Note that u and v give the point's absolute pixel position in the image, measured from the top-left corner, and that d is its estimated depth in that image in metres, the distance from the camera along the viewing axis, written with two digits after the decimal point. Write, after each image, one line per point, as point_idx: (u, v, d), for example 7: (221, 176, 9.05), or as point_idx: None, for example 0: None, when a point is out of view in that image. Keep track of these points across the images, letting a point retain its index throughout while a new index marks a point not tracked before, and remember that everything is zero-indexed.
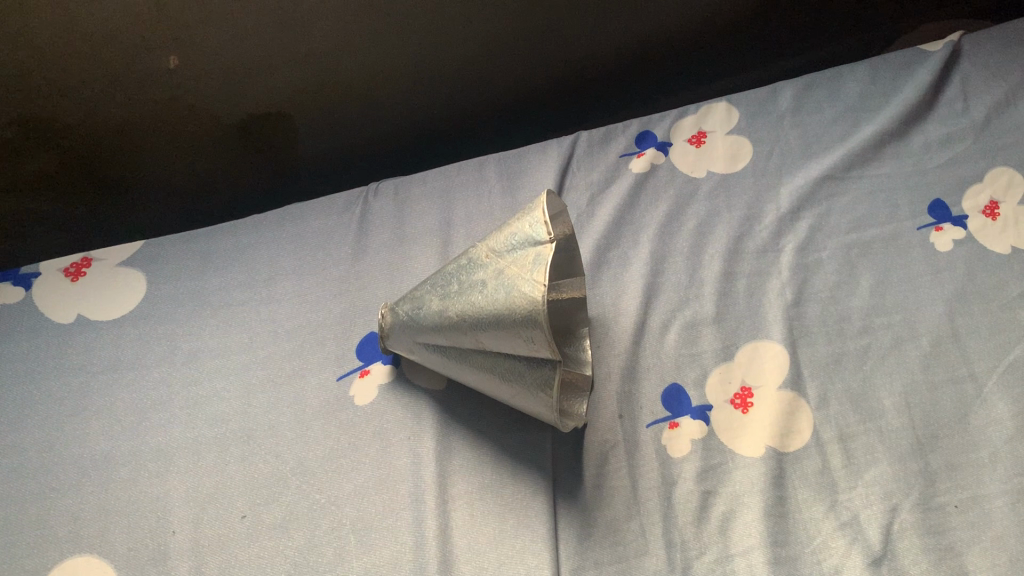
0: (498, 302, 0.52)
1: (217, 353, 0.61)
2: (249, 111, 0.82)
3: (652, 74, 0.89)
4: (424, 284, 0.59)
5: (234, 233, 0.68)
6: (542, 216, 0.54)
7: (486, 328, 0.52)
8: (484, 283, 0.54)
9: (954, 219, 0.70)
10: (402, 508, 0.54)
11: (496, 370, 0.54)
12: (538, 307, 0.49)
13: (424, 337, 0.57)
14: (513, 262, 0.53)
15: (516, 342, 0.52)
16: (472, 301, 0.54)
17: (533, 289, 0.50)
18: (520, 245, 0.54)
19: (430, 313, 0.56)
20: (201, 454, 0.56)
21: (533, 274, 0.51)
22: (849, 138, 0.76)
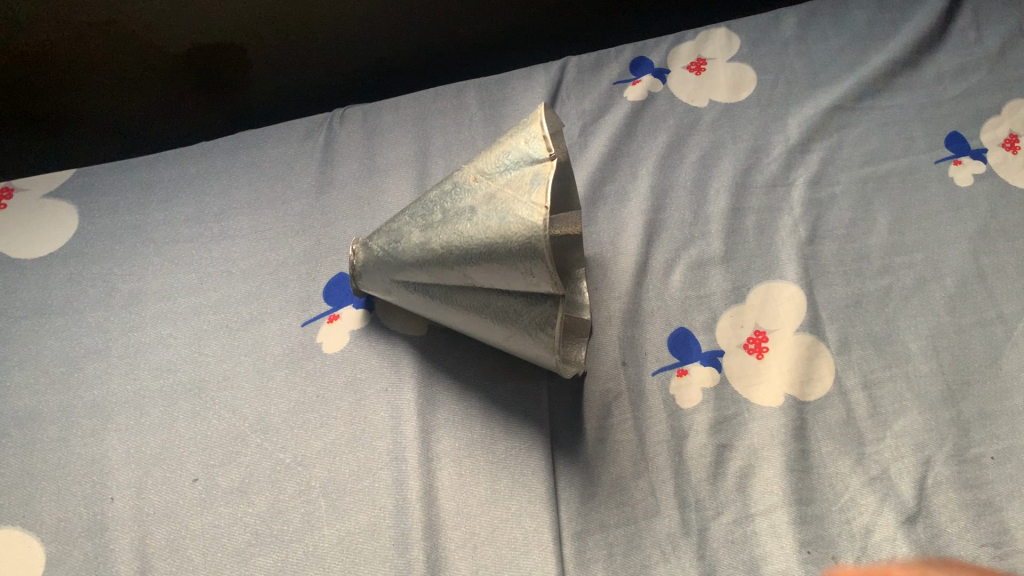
0: (490, 230, 0.45)
1: (162, 295, 0.53)
2: (198, 41, 0.72)
3: (653, 10, 0.78)
4: (401, 215, 0.51)
5: (178, 161, 0.59)
6: (541, 131, 0.47)
7: (476, 260, 0.45)
8: (472, 209, 0.47)
9: (973, 152, 0.64)
10: (380, 468, 0.47)
11: (486, 309, 0.47)
12: (539, 233, 0.43)
13: (402, 275, 0.49)
14: (506, 184, 0.46)
15: (512, 275, 0.45)
16: (458, 230, 0.46)
17: (532, 212, 0.43)
18: (514, 165, 0.46)
19: (410, 246, 0.49)
20: (144, 409, 0.49)
21: (531, 196, 0.44)
22: (858, 67, 0.70)
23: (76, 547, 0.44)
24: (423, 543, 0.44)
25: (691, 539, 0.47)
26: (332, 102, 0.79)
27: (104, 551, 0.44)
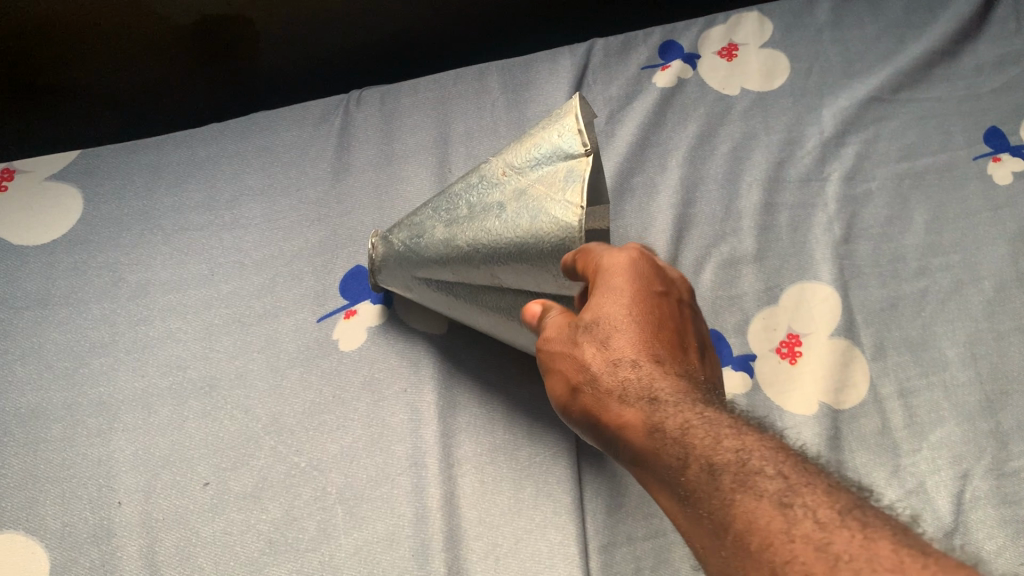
0: (520, 229, 0.42)
1: (171, 287, 0.51)
2: (205, 13, 0.69)
3: None
4: (422, 207, 0.49)
5: (187, 143, 0.57)
6: (575, 122, 0.43)
7: (504, 260, 0.43)
8: (501, 205, 0.44)
9: (1013, 148, 0.62)
10: (399, 474, 0.45)
11: (511, 312, 0.45)
12: (574, 234, 0.40)
13: (425, 272, 0.47)
14: (537, 180, 0.43)
15: (543, 277, 0.42)
16: (485, 226, 0.44)
17: (566, 211, 0.41)
18: (543, 159, 0.43)
19: (434, 243, 0.46)
20: (152, 408, 0.46)
21: (563, 194, 0.41)
22: (896, 56, 0.67)
23: (82, 553, 0.42)
24: (444, 554, 0.43)
25: None
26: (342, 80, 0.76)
27: (111, 558, 0.42)
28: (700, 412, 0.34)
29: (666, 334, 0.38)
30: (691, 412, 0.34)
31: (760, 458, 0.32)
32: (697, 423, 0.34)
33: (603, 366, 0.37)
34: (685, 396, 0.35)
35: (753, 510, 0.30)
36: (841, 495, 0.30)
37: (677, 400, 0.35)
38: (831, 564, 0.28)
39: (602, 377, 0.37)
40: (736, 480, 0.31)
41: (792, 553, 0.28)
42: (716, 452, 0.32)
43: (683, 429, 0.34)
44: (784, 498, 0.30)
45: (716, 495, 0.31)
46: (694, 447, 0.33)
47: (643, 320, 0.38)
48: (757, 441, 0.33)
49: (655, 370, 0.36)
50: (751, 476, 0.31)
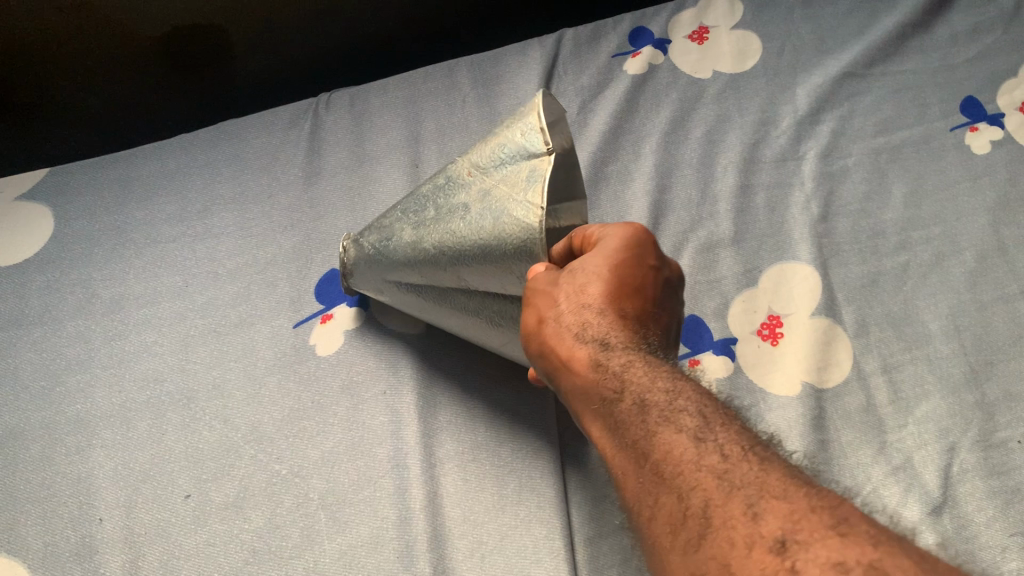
0: (485, 230, 0.42)
1: (145, 301, 0.50)
2: (175, 25, 0.69)
3: None
4: (392, 209, 0.48)
5: (156, 155, 0.56)
6: (538, 123, 0.43)
7: (469, 262, 0.43)
8: (466, 206, 0.44)
9: (989, 117, 0.62)
10: (381, 476, 0.45)
11: (480, 313, 0.44)
12: (536, 235, 0.40)
13: (396, 274, 0.47)
14: (501, 180, 0.43)
15: (508, 280, 0.42)
16: (451, 229, 0.43)
17: (529, 212, 0.40)
18: (507, 160, 0.43)
19: (401, 246, 0.46)
20: (130, 423, 0.46)
21: (525, 194, 0.41)
22: (869, 29, 0.66)
23: (64, 572, 0.42)
24: (429, 554, 0.42)
25: None
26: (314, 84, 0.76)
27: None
28: (646, 358, 0.36)
29: (637, 287, 0.39)
30: (639, 356, 0.36)
31: (694, 403, 0.33)
32: (641, 364, 0.35)
33: (568, 307, 0.38)
34: (637, 344, 0.37)
35: (672, 442, 0.32)
36: (754, 443, 0.32)
37: (629, 346, 0.36)
38: (725, 492, 0.30)
39: (566, 318, 0.38)
40: (664, 417, 0.33)
41: (696, 480, 0.31)
42: (649, 390, 0.34)
43: (628, 367, 0.35)
44: (698, 434, 0.32)
45: (644, 428, 0.33)
46: (633, 384, 0.34)
47: (618, 274, 0.38)
48: (690, 389, 0.35)
49: (615, 319, 0.37)
50: (680, 416, 0.33)
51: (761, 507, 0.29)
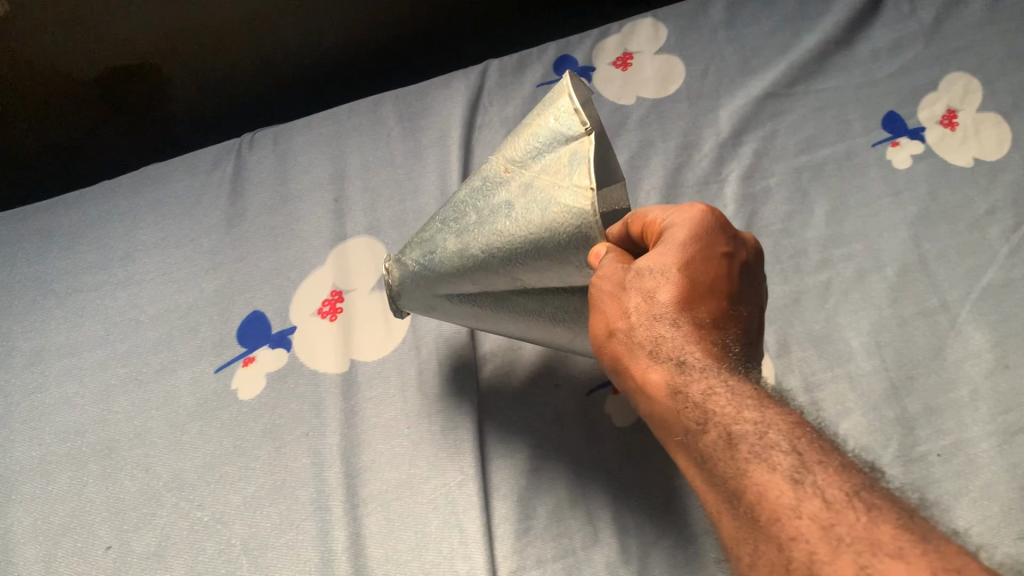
0: (533, 225, 0.39)
1: (67, 351, 0.52)
2: (108, 63, 0.70)
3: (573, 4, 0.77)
4: (435, 218, 0.47)
5: (77, 203, 0.59)
6: (571, 101, 0.39)
7: (523, 261, 0.40)
8: (510, 204, 0.41)
9: (910, 132, 0.64)
10: (303, 519, 0.45)
11: (545, 310, 0.43)
12: (587, 219, 0.36)
13: (449, 287, 0.46)
14: (542, 169, 0.39)
15: (566, 272, 0.40)
16: (496, 229, 0.41)
17: (576, 196, 0.37)
18: (544, 145, 0.39)
19: (448, 256, 0.44)
20: (51, 476, 0.47)
21: (569, 177, 0.37)
22: (792, 47, 0.68)
23: None
24: None
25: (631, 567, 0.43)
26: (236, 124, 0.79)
27: None
28: (729, 378, 0.33)
29: (713, 288, 0.36)
30: (718, 377, 0.33)
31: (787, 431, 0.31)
32: (724, 389, 0.32)
33: (638, 318, 0.35)
34: (719, 362, 0.34)
35: (765, 484, 0.29)
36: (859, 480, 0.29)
37: (708, 364, 0.33)
38: (830, 545, 0.27)
39: (638, 330, 0.35)
40: (755, 450, 0.30)
41: (797, 530, 0.28)
42: (736, 421, 0.31)
43: (709, 392, 0.32)
44: (796, 473, 0.29)
45: (733, 463, 0.31)
46: (718, 413, 0.32)
47: (690, 276, 0.35)
48: (779, 413, 0.32)
49: (692, 329, 0.35)
50: (772, 450, 0.30)
51: (875, 568, 0.26)
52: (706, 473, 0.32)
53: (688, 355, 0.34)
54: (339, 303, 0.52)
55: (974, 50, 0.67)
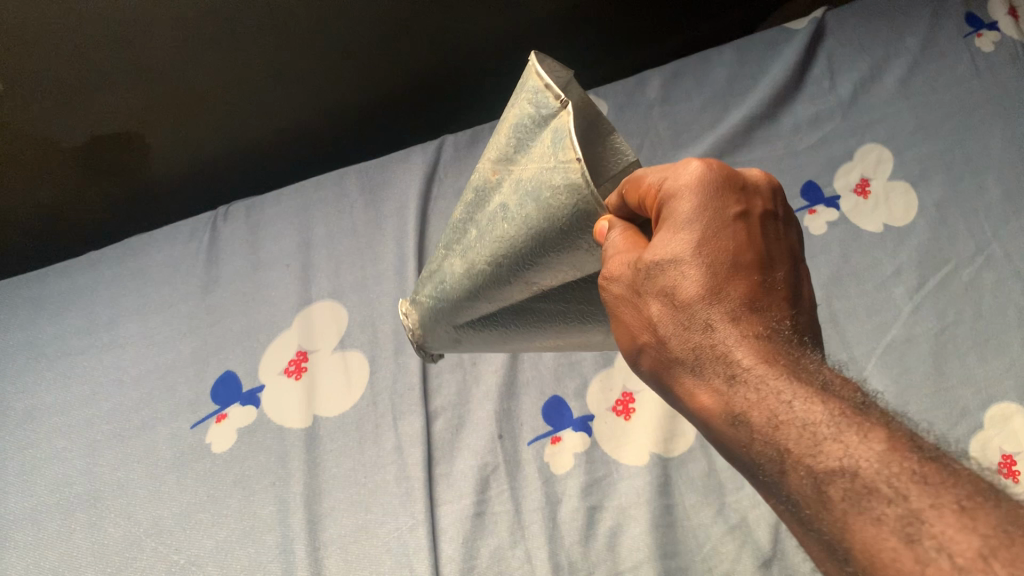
0: (532, 217, 0.36)
1: (55, 410, 0.58)
2: (94, 134, 0.76)
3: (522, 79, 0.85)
4: (444, 246, 0.47)
5: (68, 275, 0.65)
6: (542, 80, 0.36)
7: (532, 260, 0.37)
8: (508, 205, 0.38)
9: (827, 200, 0.71)
10: (269, 561, 0.50)
11: (569, 316, 0.40)
12: (581, 193, 0.33)
13: (472, 311, 0.44)
14: (530, 158, 0.37)
15: (576, 260, 0.37)
16: (497, 235, 0.39)
17: (565, 169, 0.33)
18: (528, 134, 0.37)
19: (464, 278, 0.43)
20: (41, 524, 0.52)
21: (554, 154, 0.34)
22: (720, 123, 0.75)
23: None
24: None
25: None
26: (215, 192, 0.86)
27: None
28: (789, 396, 0.29)
29: (741, 273, 0.33)
30: (779, 399, 0.29)
31: (875, 459, 0.27)
32: (791, 418, 0.29)
33: (673, 330, 0.32)
34: (776, 376, 0.30)
35: (873, 539, 0.26)
36: (986, 508, 0.25)
37: (760, 376, 0.30)
38: None
39: (682, 353, 0.32)
40: (848, 492, 0.27)
41: None
42: (817, 458, 0.28)
43: (774, 421, 0.29)
44: (907, 522, 0.26)
45: (829, 509, 0.27)
46: (792, 448, 0.29)
47: (709, 266, 0.32)
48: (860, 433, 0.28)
49: (733, 335, 0.31)
50: (872, 494, 0.26)
51: None
52: (798, 515, 0.29)
53: (737, 373, 0.31)
54: (304, 363, 0.58)
55: (886, 123, 0.74)
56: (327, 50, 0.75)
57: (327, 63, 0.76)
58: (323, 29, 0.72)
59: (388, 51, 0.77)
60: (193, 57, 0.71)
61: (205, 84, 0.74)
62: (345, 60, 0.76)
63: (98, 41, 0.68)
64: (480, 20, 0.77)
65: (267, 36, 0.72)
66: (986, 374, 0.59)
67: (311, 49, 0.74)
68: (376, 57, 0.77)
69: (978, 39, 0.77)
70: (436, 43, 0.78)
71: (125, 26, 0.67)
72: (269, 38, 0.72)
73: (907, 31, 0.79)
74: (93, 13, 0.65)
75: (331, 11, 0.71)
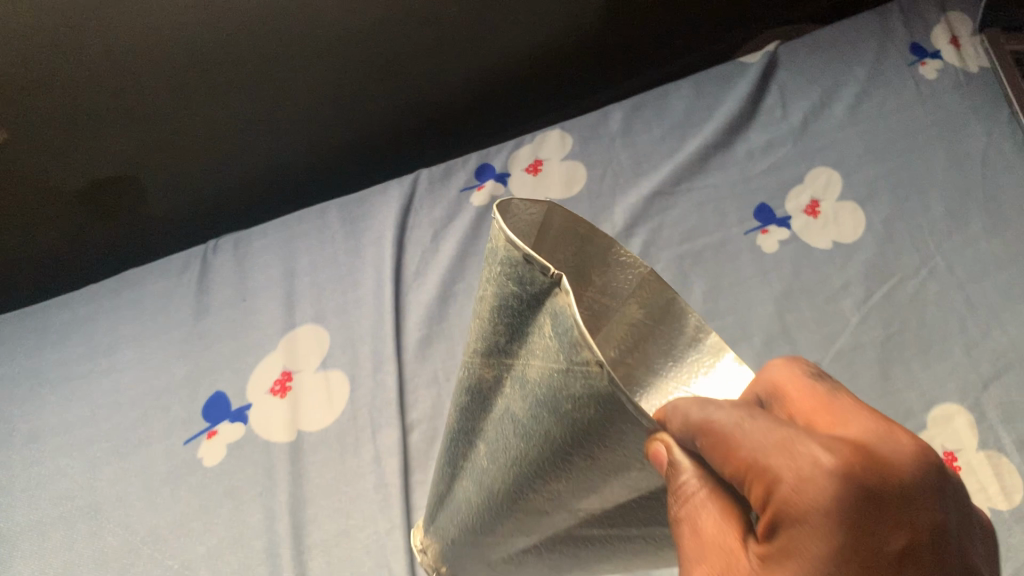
0: (560, 415, 0.32)
1: (58, 431, 0.62)
2: (93, 178, 0.81)
3: (492, 116, 0.90)
4: (462, 467, 0.43)
5: (69, 305, 0.70)
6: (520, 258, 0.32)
7: (569, 463, 0.33)
8: (529, 404, 0.34)
9: (778, 220, 0.75)
10: (258, 564, 0.54)
11: (622, 526, 0.36)
12: (611, 390, 0.28)
13: (513, 524, 0.39)
14: (544, 350, 0.32)
15: (623, 473, 0.32)
16: (525, 439, 0.35)
17: (583, 368, 0.29)
18: (531, 319, 0.33)
19: (499, 492, 0.38)
20: (46, 534, 0.56)
21: (563, 350, 0.30)
22: (677, 152, 0.81)
23: None
24: None
25: None
26: (209, 228, 0.90)
27: None
28: None
29: None
30: None
31: None
32: None
33: None
34: None
35: None
36: None
37: None
38: None
39: None
40: None
41: None
42: None
43: None
44: None
45: None
46: None
47: None
48: None
49: None
50: None
51: None
52: None
53: None
54: (288, 382, 0.63)
55: (835, 147, 0.79)
56: (310, 94, 0.80)
57: (311, 105, 0.81)
58: (307, 75, 0.78)
59: (368, 96, 0.82)
60: (186, 101, 0.77)
61: (197, 127, 0.79)
62: (329, 103, 0.82)
63: (100, 87, 0.73)
64: (452, 64, 0.83)
65: (255, 82, 0.77)
66: (931, 377, 0.63)
67: (297, 95, 0.80)
68: (357, 98, 0.82)
69: (922, 67, 0.82)
70: (413, 85, 0.83)
71: (124, 72, 0.72)
72: (258, 85, 0.78)
73: (854, 62, 0.84)
74: (95, 60, 0.71)
75: (312, 57, 0.77)
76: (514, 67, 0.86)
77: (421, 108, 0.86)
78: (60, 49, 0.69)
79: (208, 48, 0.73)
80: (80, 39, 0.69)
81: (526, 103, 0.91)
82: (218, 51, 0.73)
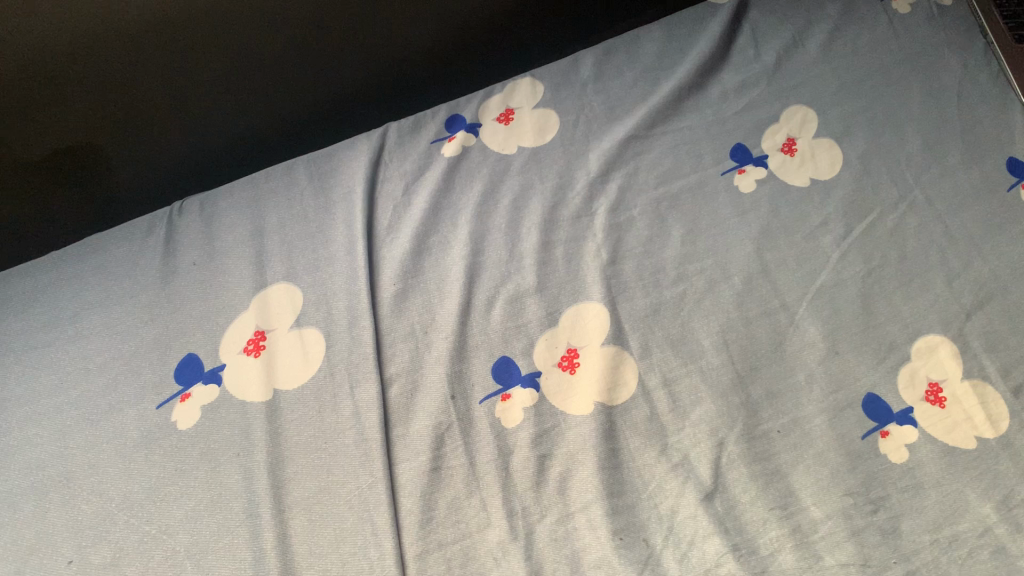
0: None
1: (26, 400, 0.61)
2: (54, 147, 0.80)
3: (458, 63, 0.89)
4: None
5: (32, 275, 0.69)
6: None
7: None
8: None
9: (755, 160, 0.72)
10: (237, 525, 0.54)
11: None
12: None
13: None
14: None
15: None
16: None
17: None
18: None
19: None
20: (17, 506, 0.56)
21: None
22: (650, 95, 0.77)
23: None
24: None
25: (519, 543, 0.52)
26: (176, 190, 0.90)
27: None
28: None
29: None
30: None
31: None
32: None
33: None
34: None
35: None
36: None
37: None
38: None
39: None
40: None
41: None
42: None
43: None
44: None
45: None
46: None
47: None
48: None
49: None
50: None
51: None
52: None
53: None
54: (262, 341, 0.61)
55: (811, 84, 0.76)
56: (272, 53, 0.78)
57: (273, 66, 0.79)
58: (267, 37, 0.76)
59: (330, 52, 0.80)
60: (144, 66, 0.74)
61: (156, 96, 0.78)
62: (292, 60, 0.79)
63: (51, 66, 0.71)
64: (416, 16, 0.81)
65: (212, 51, 0.75)
66: (915, 309, 0.62)
67: (257, 58, 0.78)
68: (321, 52, 0.80)
69: (895, 2, 0.81)
70: (377, 38, 0.81)
71: (77, 52, 0.70)
72: (218, 47, 0.75)
73: None
74: (45, 37, 0.68)
75: (269, 20, 0.74)
76: (479, 15, 0.84)
77: (387, 61, 0.84)
78: (5, 35, 0.67)
79: (163, 16, 0.70)
80: (25, 23, 0.66)
81: (491, 45, 0.88)
82: (171, 23, 0.71)
